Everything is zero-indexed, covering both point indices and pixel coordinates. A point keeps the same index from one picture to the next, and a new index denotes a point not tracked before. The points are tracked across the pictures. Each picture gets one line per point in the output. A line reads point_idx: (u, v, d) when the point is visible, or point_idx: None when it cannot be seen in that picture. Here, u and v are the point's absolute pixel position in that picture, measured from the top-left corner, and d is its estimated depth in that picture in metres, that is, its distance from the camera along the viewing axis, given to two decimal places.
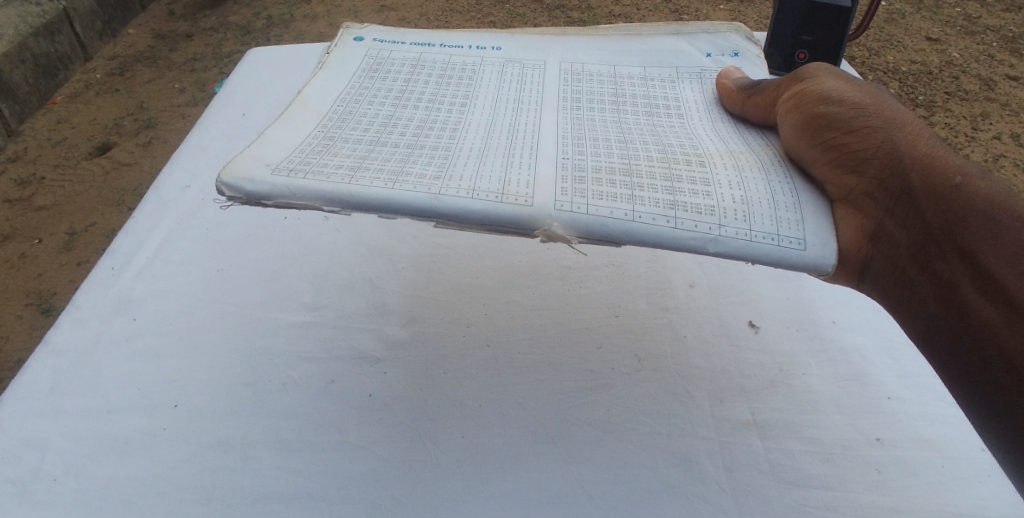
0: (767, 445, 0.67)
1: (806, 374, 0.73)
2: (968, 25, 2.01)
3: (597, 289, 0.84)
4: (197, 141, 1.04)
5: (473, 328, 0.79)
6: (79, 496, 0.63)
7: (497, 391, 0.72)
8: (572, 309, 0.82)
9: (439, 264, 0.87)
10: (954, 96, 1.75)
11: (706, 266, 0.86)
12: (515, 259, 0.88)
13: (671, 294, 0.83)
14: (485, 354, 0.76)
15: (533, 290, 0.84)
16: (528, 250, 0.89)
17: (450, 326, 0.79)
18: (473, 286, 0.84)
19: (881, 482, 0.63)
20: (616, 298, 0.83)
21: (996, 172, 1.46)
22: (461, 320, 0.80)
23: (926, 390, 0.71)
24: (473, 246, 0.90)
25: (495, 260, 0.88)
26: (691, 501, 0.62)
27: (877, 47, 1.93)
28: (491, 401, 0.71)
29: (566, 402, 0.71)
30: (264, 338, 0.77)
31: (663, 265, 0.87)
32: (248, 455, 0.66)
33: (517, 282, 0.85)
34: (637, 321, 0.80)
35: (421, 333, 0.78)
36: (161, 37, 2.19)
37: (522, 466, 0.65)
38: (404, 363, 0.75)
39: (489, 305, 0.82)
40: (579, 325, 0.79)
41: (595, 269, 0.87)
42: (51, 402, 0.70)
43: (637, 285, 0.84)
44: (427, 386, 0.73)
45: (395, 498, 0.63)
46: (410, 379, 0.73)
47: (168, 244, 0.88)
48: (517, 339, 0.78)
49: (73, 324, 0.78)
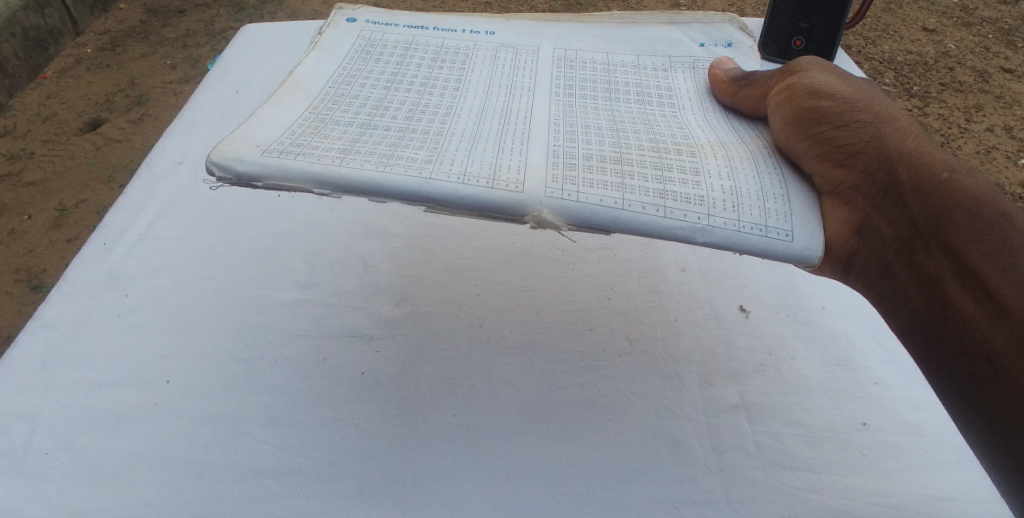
0: (754, 427, 0.68)
1: (794, 358, 0.74)
2: (965, 17, 2.01)
3: (591, 272, 0.84)
4: (191, 116, 1.03)
5: (465, 309, 0.79)
6: (71, 469, 0.63)
7: (489, 373, 0.72)
8: (565, 290, 0.82)
9: (432, 246, 0.87)
10: (949, 87, 1.76)
11: (699, 251, 0.87)
12: (509, 240, 0.88)
13: (662, 278, 0.84)
14: (477, 333, 0.77)
15: (526, 272, 0.84)
16: (521, 233, 0.89)
17: (443, 306, 0.80)
18: (467, 266, 0.84)
19: (865, 465, 0.65)
20: (607, 281, 0.83)
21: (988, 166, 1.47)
22: (454, 301, 0.80)
23: (910, 376, 0.72)
24: (467, 229, 0.90)
25: (487, 243, 0.88)
26: (679, 481, 0.63)
27: (873, 37, 1.94)
28: (483, 381, 0.72)
29: (556, 383, 0.72)
30: (256, 314, 0.77)
31: (655, 250, 0.87)
32: (240, 431, 0.66)
33: (510, 263, 0.85)
34: (630, 304, 0.80)
35: (415, 313, 0.79)
36: (153, 12, 2.16)
37: (513, 445, 0.66)
38: (396, 342, 0.75)
39: (481, 286, 0.82)
40: (571, 307, 0.80)
41: (589, 253, 0.87)
42: (43, 377, 0.70)
43: (629, 269, 0.85)
44: (418, 365, 0.73)
45: (387, 475, 0.63)
46: (402, 357, 0.74)
47: (159, 221, 0.87)
48: (509, 320, 0.78)
49: (63, 299, 0.77)
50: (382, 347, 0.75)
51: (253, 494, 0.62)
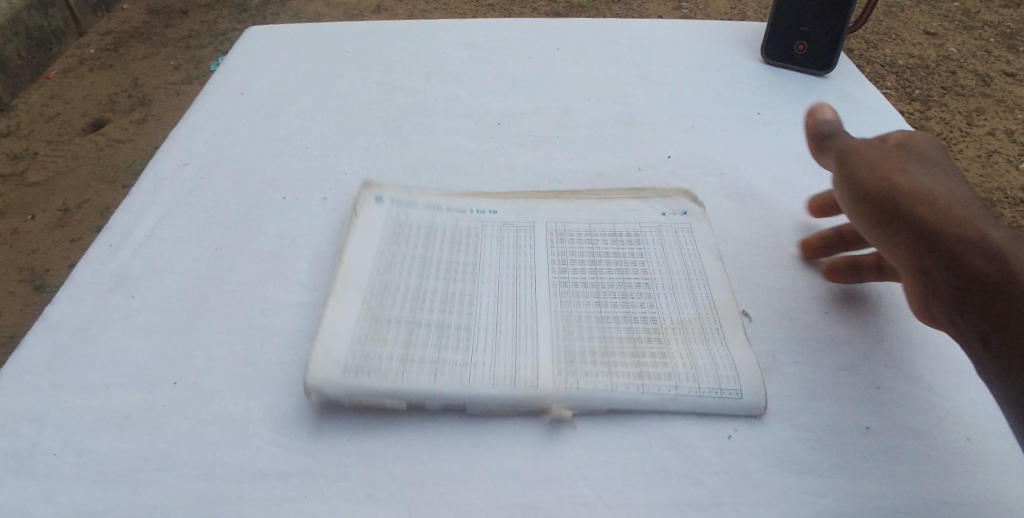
0: (759, 431, 0.67)
1: (798, 362, 0.72)
2: (967, 20, 2.19)
3: (598, 253, 0.82)
4: (196, 118, 1.04)
5: (460, 295, 0.76)
6: (79, 471, 0.64)
7: (493, 353, 0.70)
8: (565, 277, 0.79)
9: (433, 225, 0.85)
10: (952, 90, 1.88)
11: (703, 239, 0.84)
12: (506, 227, 0.85)
13: (665, 264, 0.81)
14: (473, 321, 0.74)
15: (530, 254, 0.82)
16: (519, 217, 0.86)
17: (445, 286, 0.77)
18: (462, 252, 0.81)
19: (869, 468, 0.64)
20: (609, 267, 0.80)
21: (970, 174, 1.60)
22: (448, 287, 0.77)
23: (915, 380, 0.71)
24: (468, 207, 0.87)
25: (488, 223, 0.85)
26: (684, 484, 0.63)
27: (875, 40, 2.10)
28: (480, 371, 0.69)
29: (555, 371, 0.69)
30: (261, 315, 0.77)
31: (661, 232, 0.85)
32: (247, 432, 0.67)
33: (514, 243, 0.83)
34: (636, 284, 0.78)
35: (415, 292, 0.76)
36: None
37: (518, 446, 0.66)
38: (395, 321, 0.73)
39: (477, 271, 0.79)
40: (571, 295, 0.77)
41: (595, 235, 0.84)
42: (50, 378, 0.70)
43: (635, 250, 0.82)
44: (418, 345, 0.71)
45: (394, 476, 0.63)
46: (402, 337, 0.71)
47: (165, 222, 0.87)
48: (512, 301, 0.76)
49: (70, 300, 0.78)
50: (380, 324, 0.72)
51: (258, 495, 0.62)
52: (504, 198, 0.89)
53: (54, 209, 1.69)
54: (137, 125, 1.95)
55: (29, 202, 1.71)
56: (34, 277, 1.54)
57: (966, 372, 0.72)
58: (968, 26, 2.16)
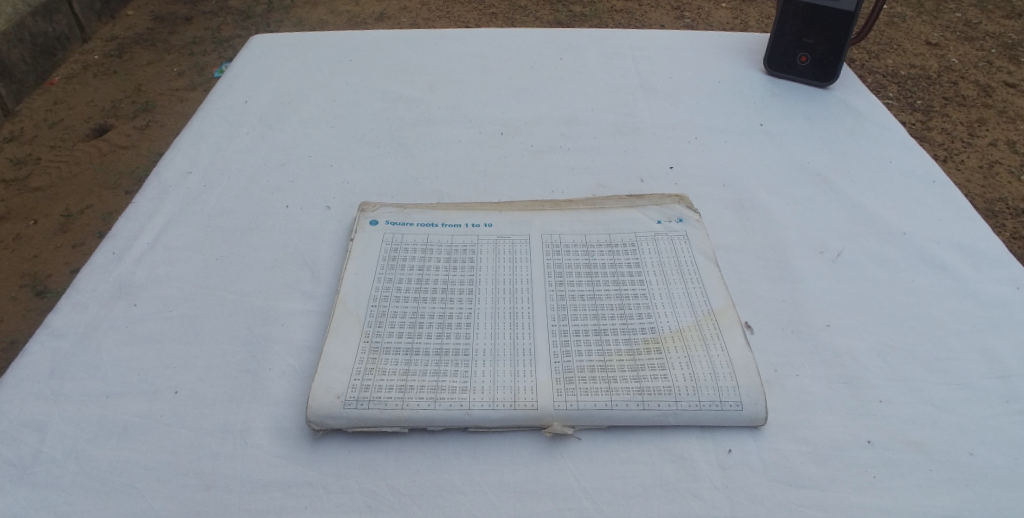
0: (759, 444, 0.66)
1: (800, 375, 0.72)
2: (969, 31, 2.20)
3: (593, 265, 0.82)
4: (200, 126, 1.05)
5: (456, 313, 0.76)
6: (79, 479, 0.63)
7: (492, 369, 0.70)
8: (561, 290, 0.79)
9: (427, 239, 0.85)
10: (953, 101, 1.89)
11: (698, 249, 0.83)
12: (501, 239, 0.85)
13: (660, 276, 0.80)
14: (469, 339, 0.73)
15: (525, 266, 0.82)
16: (514, 230, 0.86)
17: (440, 302, 0.77)
18: (458, 267, 0.81)
19: (872, 483, 0.64)
20: (605, 278, 0.80)
21: (969, 186, 1.61)
22: (445, 303, 0.77)
23: (917, 393, 0.71)
24: (462, 220, 0.87)
25: (483, 234, 0.85)
26: (686, 497, 0.63)
27: (876, 51, 2.11)
28: (476, 391, 0.68)
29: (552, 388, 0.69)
30: (264, 324, 0.77)
31: (656, 241, 0.85)
32: (247, 442, 0.66)
33: (508, 255, 0.83)
34: (632, 295, 0.78)
35: (412, 310, 0.76)
36: None
37: (520, 458, 0.65)
38: (392, 339, 0.73)
39: (472, 287, 0.79)
40: (567, 308, 0.77)
41: (590, 246, 0.84)
42: (51, 385, 0.70)
43: (631, 261, 0.82)
44: (416, 363, 0.71)
45: (393, 488, 0.63)
46: (399, 356, 0.71)
47: (169, 230, 0.88)
48: (509, 316, 0.76)
49: (72, 307, 0.78)
50: (377, 343, 0.73)
51: (259, 506, 0.62)
52: (498, 210, 0.89)
53: (56, 215, 1.70)
54: (141, 131, 1.96)
55: (31, 208, 1.72)
56: (35, 282, 1.54)
57: (970, 385, 0.71)
58: (970, 36, 2.17)
